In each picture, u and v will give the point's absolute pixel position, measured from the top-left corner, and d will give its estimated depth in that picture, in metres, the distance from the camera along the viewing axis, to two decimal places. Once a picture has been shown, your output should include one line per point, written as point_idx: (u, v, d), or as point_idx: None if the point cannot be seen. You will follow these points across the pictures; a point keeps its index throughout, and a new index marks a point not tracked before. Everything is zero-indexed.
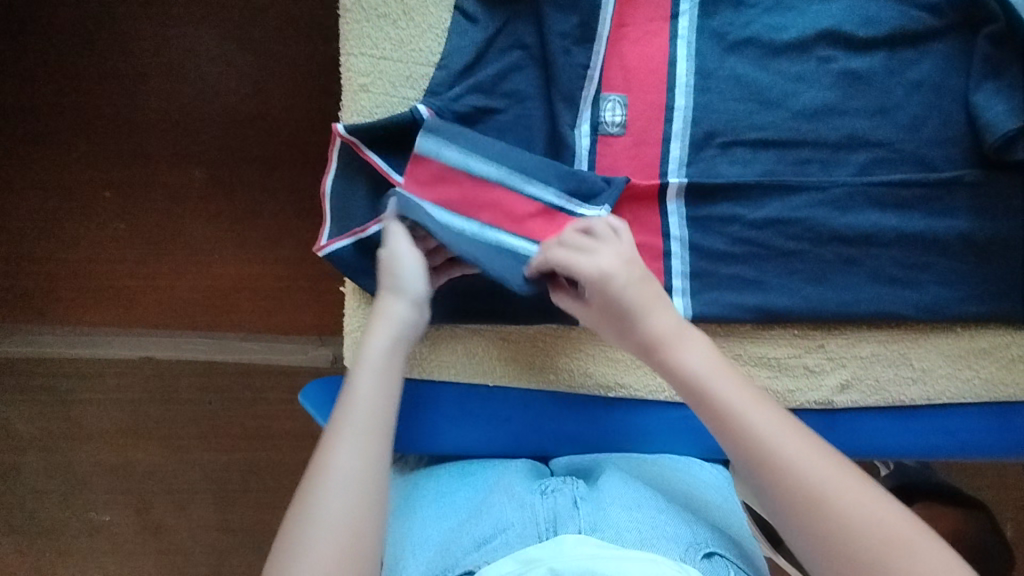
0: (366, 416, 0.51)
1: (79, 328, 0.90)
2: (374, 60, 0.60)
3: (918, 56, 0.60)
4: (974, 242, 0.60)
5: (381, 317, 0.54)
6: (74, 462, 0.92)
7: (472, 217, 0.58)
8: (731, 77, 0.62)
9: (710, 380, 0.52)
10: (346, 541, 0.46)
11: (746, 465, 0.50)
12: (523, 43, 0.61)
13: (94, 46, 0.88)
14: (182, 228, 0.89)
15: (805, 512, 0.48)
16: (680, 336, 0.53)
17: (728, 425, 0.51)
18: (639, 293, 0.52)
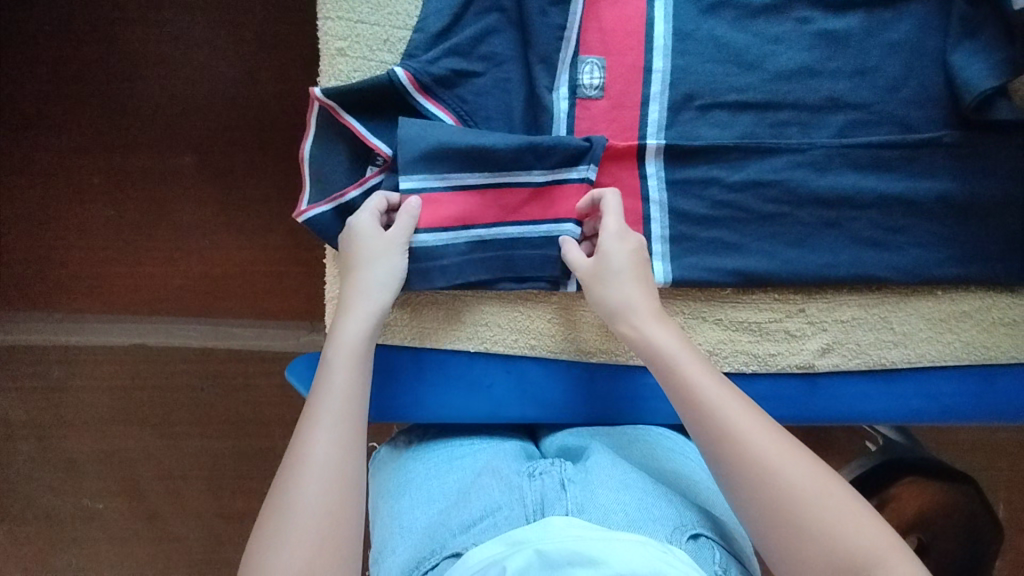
0: (343, 398, 0.53)
1: (72, 315, 0.98)
2: (351, 24, 0.61)
3: (894, 18, 0.63)
4: (952, 203, 0.64)
5: (357, 292, 0.58)
6: (69, 448, 0.99)
7: (474, 225, 0.61)
8: (709, 39, 0.62)
9: (675, 353, 0.53)
10: (324, 519, 0.47)
11: (700, 440, 0.50)
12: (499, 7, 0.61)
13: (116, 28, 0.94)
14: (178, 214, 0.97)
15: (755, 480, 0.47)
16: (654, 316, 0.56)
17: (686, 399, 0.51)
18: (625, 262, 0.57)
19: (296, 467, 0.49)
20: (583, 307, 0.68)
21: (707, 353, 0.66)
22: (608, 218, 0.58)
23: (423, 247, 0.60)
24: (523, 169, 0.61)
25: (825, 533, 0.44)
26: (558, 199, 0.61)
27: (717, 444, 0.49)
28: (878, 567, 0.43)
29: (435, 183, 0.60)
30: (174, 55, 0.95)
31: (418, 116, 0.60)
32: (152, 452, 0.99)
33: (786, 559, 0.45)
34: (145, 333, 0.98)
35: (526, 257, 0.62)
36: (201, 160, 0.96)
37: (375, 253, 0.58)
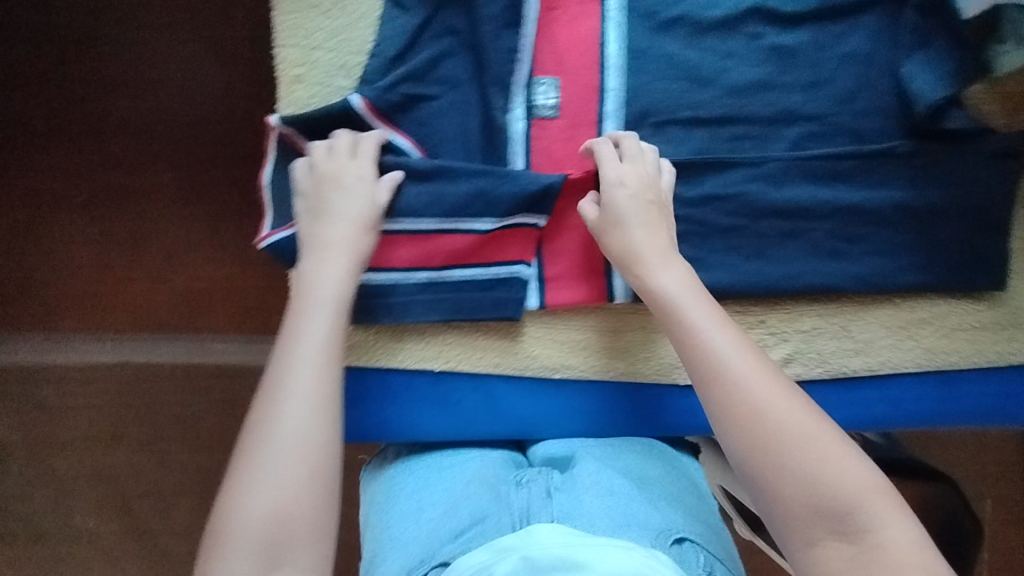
0: (324, 338, 0.54)
1: (57, 337, 0.99)
2: (307, 51, 0.62)
3: (845, 31, 0.63)
4: (909, 211, 0.64)
5: (336, 246, 0.57)
6: (59, 466, 1.00)
7: (422, 269, 0.63)
8: (662, 56, 0.63)
9: (679, 299, 0.55)
10: (302, 458, 0.50)
11: (697, 376, 0.52)
12: (453, 30, 0.62)
13: (86, 51, 0.95)
14: (156, 231, 0.97)
15: (745, 421, 0.49)
16: (662, 259, 0.57)
17: (693, 340, 0.53)
18: (637, 207, 0.58)
19: (275, 404, 0.51)
20: (547, 323, 0.67)
21: (670, 366, 0.68)
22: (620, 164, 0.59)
23: (372, 286, 0.63)
24: (473, 216, 0.62)
25: (815, 477, 0.46)
26: (509, 241, 0.64)
27: (718, 383, 0.51)
28: (861, 515, 0.45)
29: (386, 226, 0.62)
30: (145, 75, 0.95)
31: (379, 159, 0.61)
32: (141, 468, 1.00)
33: (771, 497, 0.47)
34: (132, 352, 0.98)
35: (473, 299, 0.64)
36: (177, 178, 0.97)
37: (360, 207, 0.58)
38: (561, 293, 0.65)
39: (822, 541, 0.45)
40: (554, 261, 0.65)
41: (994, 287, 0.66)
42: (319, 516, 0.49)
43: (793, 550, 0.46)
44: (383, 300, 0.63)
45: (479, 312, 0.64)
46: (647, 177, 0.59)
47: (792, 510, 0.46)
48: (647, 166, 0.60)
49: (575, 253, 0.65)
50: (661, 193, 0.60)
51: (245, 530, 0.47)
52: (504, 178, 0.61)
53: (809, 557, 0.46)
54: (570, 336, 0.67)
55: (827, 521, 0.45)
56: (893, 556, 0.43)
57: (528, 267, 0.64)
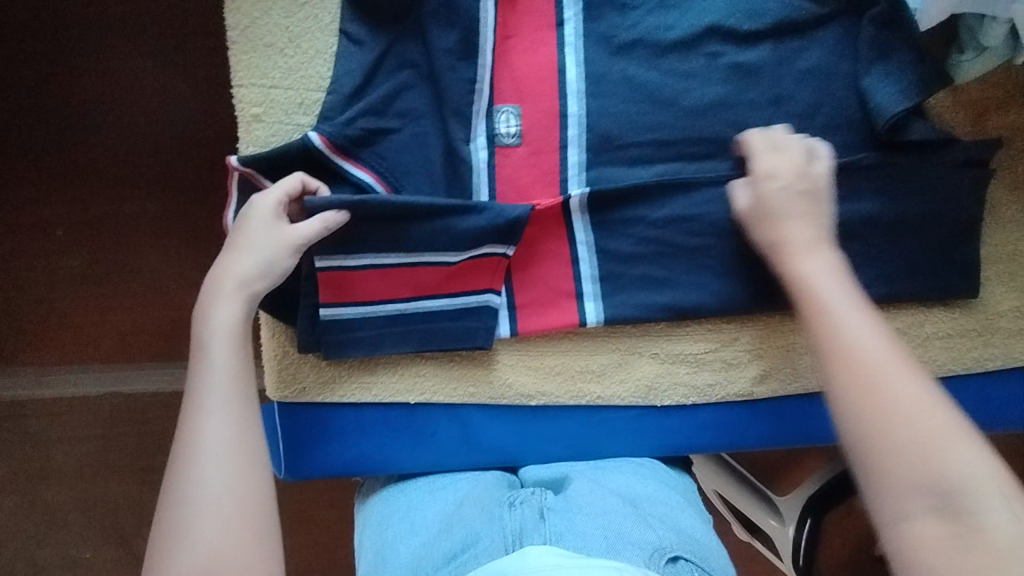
0: (225, 376, 0.54)
1: (42, 369, 0.97)
2: (265, 89, 0.62)
3: (805, 45, 0.63)
4: (877, 224, 0.64)
5: (227, 282, 0.56)
6: (52, 499, 0.99)
7: (391, 300, 0.63)
8: (622, 80, 0.63)
9: (811, 278, 0.54)
10: (228, 497, 0.50)
11: (819, 341, 0.51)
12: (410, 62, 0.62)
13: (52, 82, 0.93)
14: (136, 260, 0.96)
15: (862, 385, 0.47)
16: (811, 247, 0.56)
17: (824, 318, 0.52)
18: (791, 199, 0.58)
19: (188, 454, 0.51)
20: (520, 350, 0.67)
21: (645, 389, 0.68)
22: (774, 155, 0.60)
23: (340, 321, 0.63)
24: (440, 250, 0.62)
25: (928, 457, 0.44)
26: (478, 270, 0.63)
27: (843, 356, 0.49)
28: (962, 497, 0.42)
29: (352, 261, 0.61)
30: (114, 103, 0.93)
31: (332, 198, 0.59)
32: (136, 497, 0.99)
33: (871, 469, 0.45)
34: (121, 381, 0.97)
35: (445, 328, 0.64)
36: (156, 206, 0.95)
37: (258, 240, 0.57)
38: (533, 319, 0.65)
39: (916, 516, 0.43)
40: (524, 288, 0.65)
41: (966, 295, 0.66)
42: (259, 548, 0.49)
43: (883, 525, 0.44)
44: (351, 333, 0.63)
45: (450, 341, 0.64)
46: (801, 169, 0.59)
47: (890, 483, 0.44)
48: (806, 159, 0.59)
49: (546, 279, 0.65)
50: (820, 186, 0.58)
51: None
52: (470, 213, 0.61)
53: (898, 532, 0.43)
54: (544, 363, 0.67)
55: (926, 499, 0.43)
56: (996, 544, 0.40)
57: (498, 295, 0.64)
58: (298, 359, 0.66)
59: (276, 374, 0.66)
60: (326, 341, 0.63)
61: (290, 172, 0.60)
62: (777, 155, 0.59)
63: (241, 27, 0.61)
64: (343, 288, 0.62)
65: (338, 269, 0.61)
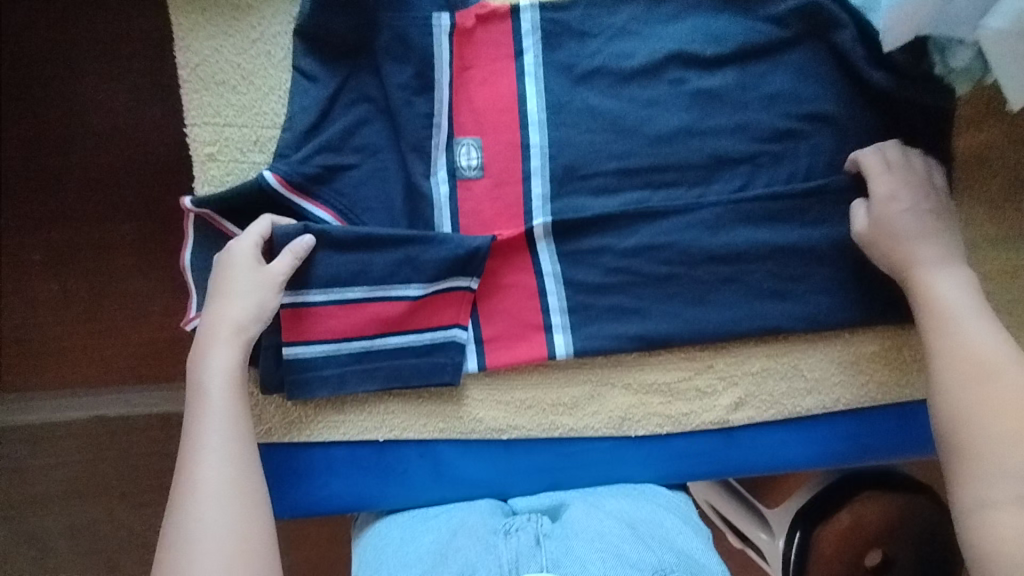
0: (224, 421, 0.55)
1: (24, 395, 0.93)
2: (219, 128, 0.61)
3: (771, 68, 0.62)
4: (849, 248, 0.62)
5: (218, 324, 0.57)
6: (35, 529, 0.93)
7: (355, 337, 0.61)
8: (583, 108, 0.61)
9: (934, 293, 0.57)
10: (228, 543, 0.50)
11: (941, 348, 0.55)
12: (367, 97, 0.61)
13: (17, 106, 0.90)
14: (114, 283, 0.92)
15: (972, 386, 0.53)
16: (942, 263, 0.58)
17: (946, 332, 0.55)
18: (914, 220, 0.59)
19: (187, 500, 0.52)
20: (489, 385, 0.66)
21: (619, 420, 0.67)
22: (896, 180, 0.59)
23: (302, 360, 0.60)
24: (402, 282, 0.60)
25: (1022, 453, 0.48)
26: (442, 305, 0.62)
27: (956, 360, 0.54)
28: None
29: (313, 297, 0.60)
30: (78, 126, 0.90)
31: (293, 224, 0.58)
32: (124, 523, 0.94)
33: (966, 460, 0.51)
34: (101, 404, 0.93)
35: (414, 364, 0.62)
36: (132, 229, 0.91)
37: (247, 282, 0.57)
38: (501, 353, 0.63)
39: (999, 505, 0.48)
40: (491, 321, 0.63)
41: None
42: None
43: (967, 510, 0.50)
44: (316, 372, 0.61)
45: (417, 378, 0.62)
46: (920, 186, 0.59)
47: (982, 473, 0.49)
48: (920, 174, 0.60)
49: (513, 312, 0.63)
50: (940, 201, 0.60)
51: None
52: (431, 243, 0.60)
53: (980, 517, 0.48)
54: (514, 397, 0.66)
55: (1016, 489, 0.48)
56: None
57: (464, 330, 0.62)
58: (263, 400, 0.65)
59: None
60: (287, 380, 0.60)
61: (261, 215, 0.60)
62: (897, 176, 0.59)
63: (193, 66, 0.61)
64: (304, 328, 0.60)
65: (298, 306, 0.60)
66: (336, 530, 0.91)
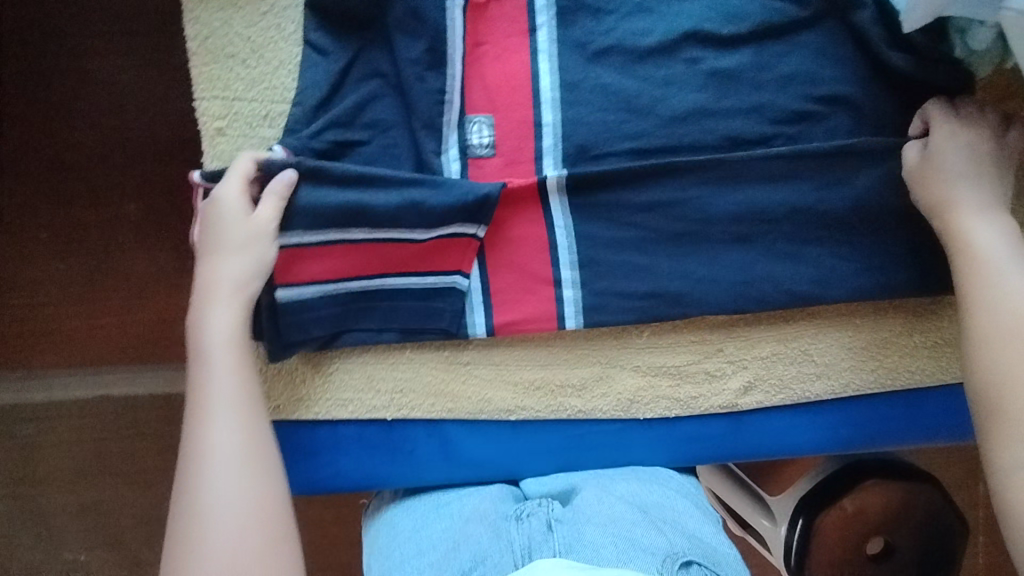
0: (229, 382, 0.55)
1: (28, 374, 0.93)
2: (228, 102, 0.60)
3: (788, 49, 0.61)
4: (861, 232, 0.62)
5: (218, 285, 0.57)
6: (42, 504, 0.95)
7: (355, 278, 0.60)
8: (597, 87, 0.61)
9: (979, 242, 0.56)
10: (242, 505, 0.52)
11: (985, 301, 0.55)
12: (378, 72, 0.60)
13: (23, 81, 0.89)
14: (120, 262, 0.92)
15: (1013, 347, 0.53)
16: (984, 211, 0.57)
17: (991, 285, 0.55)
18: (968, 166, 0.58)
19: (195, 468, 0.52)
20: (497, 365, 0.66)
21: (627, 402, 0.66)
22: (960, 126, 0.58)
23: (298, 300, 0.59)
24: (405, 226, 0.59)
25: None
26: (445, 251, 0.61)
27: (997, 317, 0.54)
28: None
29: (312, 239, 0.59)
30: (84, 102, 0.89)
31: (289, 160, 0.57)
32: (128, 500, 0.95)
33: (1000, 421, 0.52)
34: (106, 384, 0.93)
35: (415, 308, 0.62)
36: (140, 207, 0.91)
37: (239, 235, 0.57)
38: (506, 304, 0.63)
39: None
40: (497, 274, 0.62)
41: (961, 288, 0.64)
42: (276, 554, 0.51)
43: (999, 472, 0.51)
44: (309, 313, 0.60)
45: (414, 321, 0.62)
46: (984, 136, 0.58)
47: (1010, 443, 0.51)
48: (991, 124, 0.59)
49: (520, 264, 0.62)
50: (998, 154, 0.59)
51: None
52: (438, 188, 0.59)
53: (1012, 481, 0.50)
54: (523, 377, 0.66)
55: None
56: None
57: (466, 277, 0.62)
58: (270, 376, 0.64)
59: None
60: (283, 323, 0.60)
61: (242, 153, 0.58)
62: (964, 122, 0.58)
63: (202, 38, 0.60)
64: (314, 306, 0.60)
65: (301, 245, 0.59)
66: (341, 510, 0.92)
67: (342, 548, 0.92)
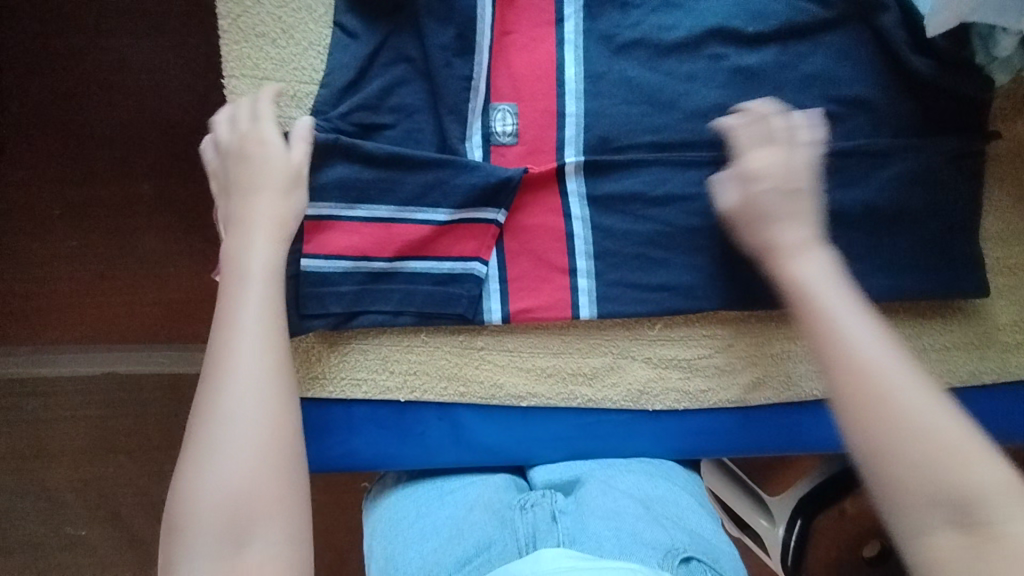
0: (263, 309, 0.49)
1: (37, 348, 0.94)
2: (257, 81, 0.61)
3: (811, 49, 0.62)
4: (875, 233, 0.63)
5: (259, 212, 0.53)
6: (45, 478, 0.96)
7: (376, 258, 0.61)
8: (621, 80, 0.62)
9: (809, 279, 0.49)
10: (260, 437, 0.46)
11: (825, 356, 0.45)
12: (406, 57, 0.61)
13: (46, 57, 0.89)
14: (133, 240, 0.92)
15: (870, 399, 0.43)
16: (807, 242, 0.51)
17: (824, 328, 0.46)
18: (787, 192, 0.53)
19: (215, 387, 0.46)
20: (511, 350, 0.66)
21: (636, 393, 0.67)
22: (761, 153, 0.55)
23: (319, 274, 0.60)
24: (428, 206, 0.61)
25: (949, 474, 0.39)
26: (465, 236, 0.62)
27: (843, 366, 0.44)
28: (983, 509, 0.38)
29: (339, 212, 0.60)
30: (105, 79, 0.90)
31: (325, 136, 0.59)
32: (130, 477, 0.96)
33: (883, 483, 0.41)
34: (112, 361, 0.94)
35: (432, 292, 0.62)
36: (156, 186, 0.92)
37: (274, 174, 0.55)
38: (523, 291, 0.64)
39: (937, 532, 0.39)
40: (515, 260, 0.63)
41: (974, 291, 0.64)
42: (289, 497, 0.45)
43: (903, 541, 0.40)
44: (329, 289, 0.61)
45: (430, 305, 0.63)
46: (794, 163, 0.54)
47: (903, 498, 0.40)
48: (789, 152, 0.55)
49: (538, 252, 0.63)
50: (811, 184, 0.53)
51: (203, 525, 0.43)
52: (462, 169, 0.60)
53: (919, 550, 0.39)
54: (536, 364, 0.66)
55: (946, 516, 0.39)
56: None
57: (484, 264, 0.63)
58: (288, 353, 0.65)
59: None
60: (302, 295, 0.60)
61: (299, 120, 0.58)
62: (769, 148, 0.55)
63: (233, 16, 0.61)
64: (333, 286, 0.61)
65: (325, 220, 0.60)
66: (341, 493, 0.93)
67: (340, 531, 0.93)
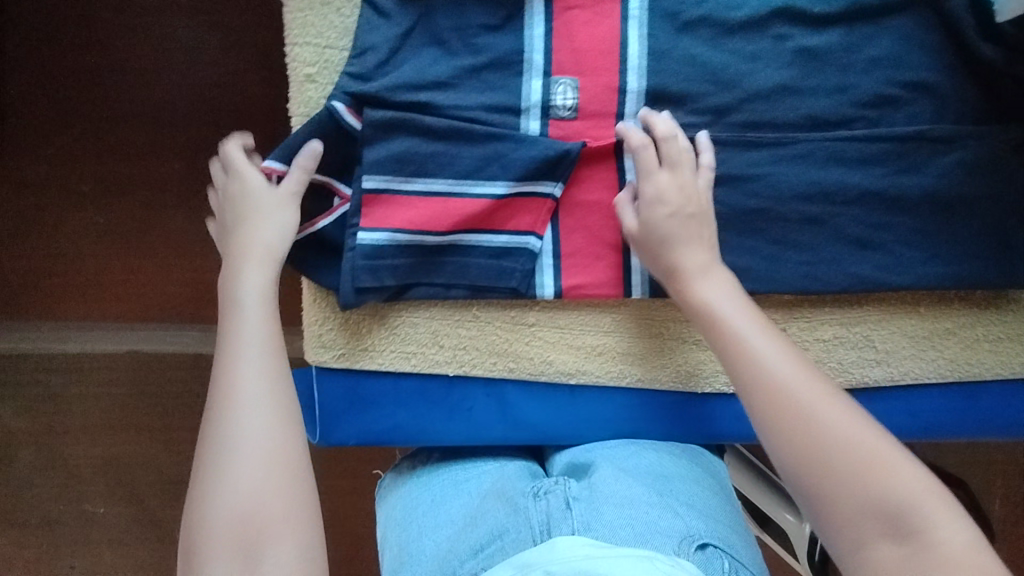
0: (259, 333, 0.54)
1: (64, 324, 0.94)
2: (319, 49, 0.62)
3: (876, 32, 0.61)
4: (935, 220, 0.62)
5: (246, 246, 0.58)
6: (68, 454, 0.96)
7: (431, 232, 0.61)
8: (685, 57, 0.61)
9: (721, 313, 0.56)
10: (262, 445, 0.50)
11: (750, 403, 0.53)
12: (470, 29, 0.61)
13: (87, 26, 0.88)
14: (165, 218, 0.92)
15: (790, 442, 0.50)
16: (705, 273, 0.58)
17: (744, 368, 0.54)
18: (682, 227, 0.58)
19: (219, 406, 0.51)
20: (561, 327, 0.66)
21: (688, 373, 0.67)
22: (662, 178, 0.59)
23: (373, 246, 0.60)
24: (487, 178, 0.61)
25: (870, 488, 0.47)
26: (521, 209, 0.62)
27: (766, 408, 0.52)
28: (912, 518, 0.45)
29: (398, 184, 0.60)
30: (147, 51, 0.89)
31: (390, 113, 0.59)
32: (153, 455, 0.96)
33: (823, 511, 0.48)
34: (140, 338, 0.94)
35: (488, 265, 0.62)
36: (190, 163, 0.91)
37: (263, 205, 0.59)
38: (576, 269, 0.63)
39: (876, 544, 0.45)
40: (569, 236, 0.63)
41: None
42: (289, 502, 0.49)
43: (844, 555, 0.47)
44: (384, 260, 0.61)
45: (484, 279, 0.63)
46: (688, 192, 0.59)
47: (839, 520, 0.47)
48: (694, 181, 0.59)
49: (592, 229, 0.63)
50: (703, 210, 0.59)
51: (212, 536, 0.47)
52: (521, 143, 0.60)
53: (862, 561, 0.46)
54: (586, 342, 0.66)
55: (877, 526, 0.46)
56: (950, 554, 0.43)
57: (539, 239, 0.62)
58: (338, 324, 0.65)
59: (317, 338, 0.66)
60: (354, 266, 0.60)
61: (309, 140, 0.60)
62: (670, 174, 0.59)
63: None
64: (388, 257, 0.61)
65: (385, 191, 0.60)
66: (367, 476, 0.92)
67: (363, 512, 0.94)
